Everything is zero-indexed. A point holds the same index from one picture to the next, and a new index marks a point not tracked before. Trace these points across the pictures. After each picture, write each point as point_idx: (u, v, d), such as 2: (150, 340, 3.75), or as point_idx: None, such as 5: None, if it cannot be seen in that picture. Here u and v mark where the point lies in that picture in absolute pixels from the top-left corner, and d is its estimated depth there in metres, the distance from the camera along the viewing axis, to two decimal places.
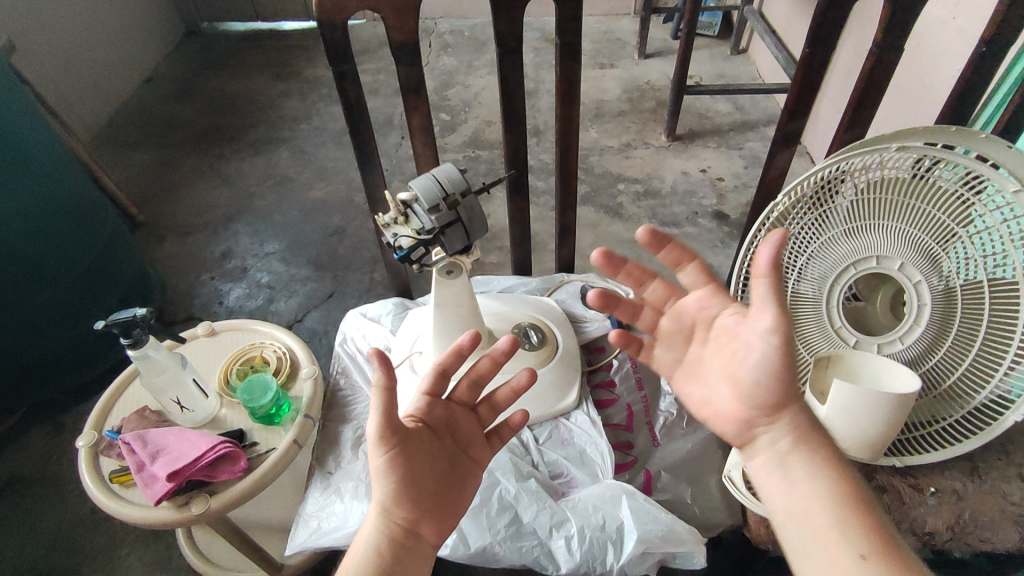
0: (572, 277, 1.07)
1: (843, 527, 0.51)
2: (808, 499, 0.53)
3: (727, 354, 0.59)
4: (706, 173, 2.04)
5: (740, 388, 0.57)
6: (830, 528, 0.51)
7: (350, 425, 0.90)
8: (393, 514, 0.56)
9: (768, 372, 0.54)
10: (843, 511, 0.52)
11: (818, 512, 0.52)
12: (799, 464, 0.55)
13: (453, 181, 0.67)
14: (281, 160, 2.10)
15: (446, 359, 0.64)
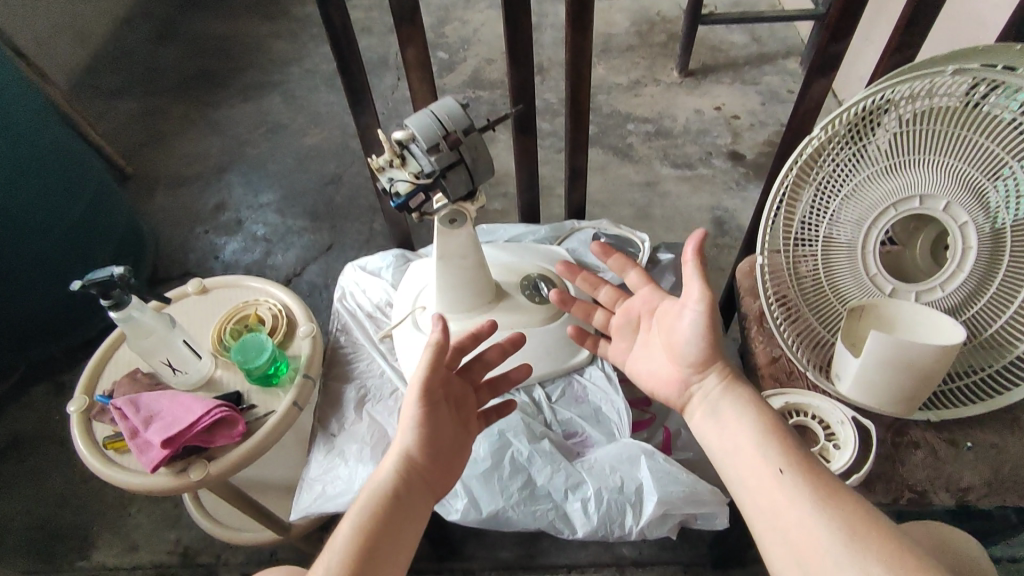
0: (583, 224, 1.00)
1: (764, 449, 0.54)
2: (736, 433, 0.57)
3: (666, 329, 0.63)
4: (721, 111, 1.93)
5: (677, 359, 0.61)
6: (755, 453, 0.55)
7: (353, 384, 0.86)
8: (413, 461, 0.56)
9: (697, 338, 0.59)
10: (765, 435, 0.55)
11: (745, 443, 0.56)
12: (723, 400, 0.59)
13: (454, 117, 0.58)
14: (271, 106, 1.99)
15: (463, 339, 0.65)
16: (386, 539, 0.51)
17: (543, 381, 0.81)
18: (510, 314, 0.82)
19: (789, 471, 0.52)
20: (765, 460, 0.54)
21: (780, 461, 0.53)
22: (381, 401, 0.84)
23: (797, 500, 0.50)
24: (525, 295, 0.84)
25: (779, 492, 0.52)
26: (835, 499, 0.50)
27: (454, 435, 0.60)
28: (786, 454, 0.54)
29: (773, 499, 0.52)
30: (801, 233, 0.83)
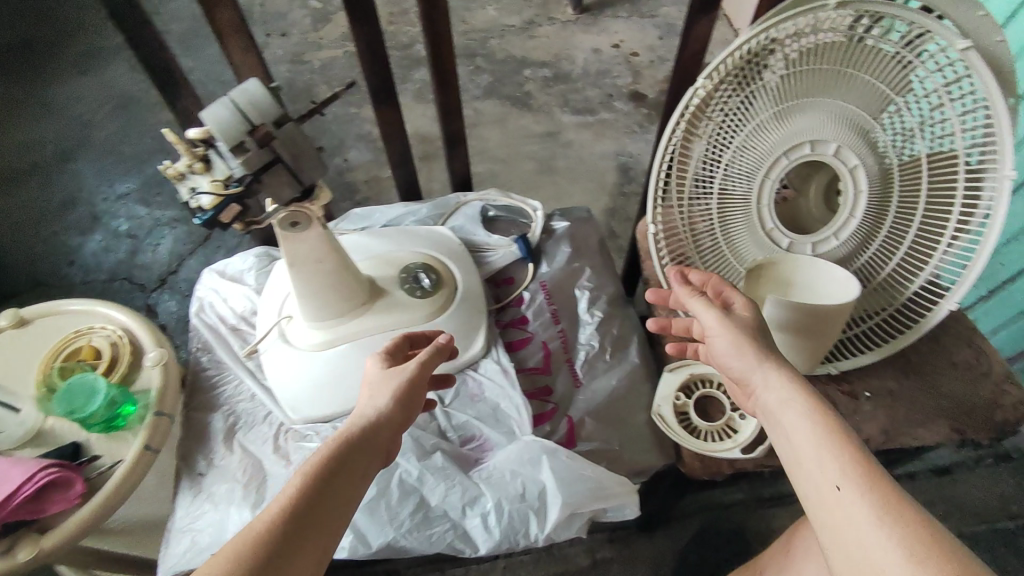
0: (469, 197, 0.90)
1: (818, 459, 0.45)
2: (794, 438, 0.47)
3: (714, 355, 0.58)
4: (619, 48, 1.84)
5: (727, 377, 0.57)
6: (809, 462, 0.45)
7: (219, 413, 0.75)
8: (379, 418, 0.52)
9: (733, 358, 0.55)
10: (821, 442, 0.45)
11: (802, 451, 0.46)
12: (781, 410, 0.49)
13: (259, 105, 0.46)
14: (116, 77, 1.72)
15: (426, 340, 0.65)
16: (343, 480, 0.47)
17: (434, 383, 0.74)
18: (390, 314, 0.73)
19: (848, 486, 0.42)
20: (822, 471, 0.44)
21: (840, 474, 0.43)
22: (253, 428, 0.74)
23: (858, 525, 0.40)
24: (406, 289, 0.75)
25: (838, 516, 0.42)
26: (904, 522, 0.39)
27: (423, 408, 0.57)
28: (846, 466, 0.43)
29: (833, 522, 0.42)
30: (695, 190, 0.77)
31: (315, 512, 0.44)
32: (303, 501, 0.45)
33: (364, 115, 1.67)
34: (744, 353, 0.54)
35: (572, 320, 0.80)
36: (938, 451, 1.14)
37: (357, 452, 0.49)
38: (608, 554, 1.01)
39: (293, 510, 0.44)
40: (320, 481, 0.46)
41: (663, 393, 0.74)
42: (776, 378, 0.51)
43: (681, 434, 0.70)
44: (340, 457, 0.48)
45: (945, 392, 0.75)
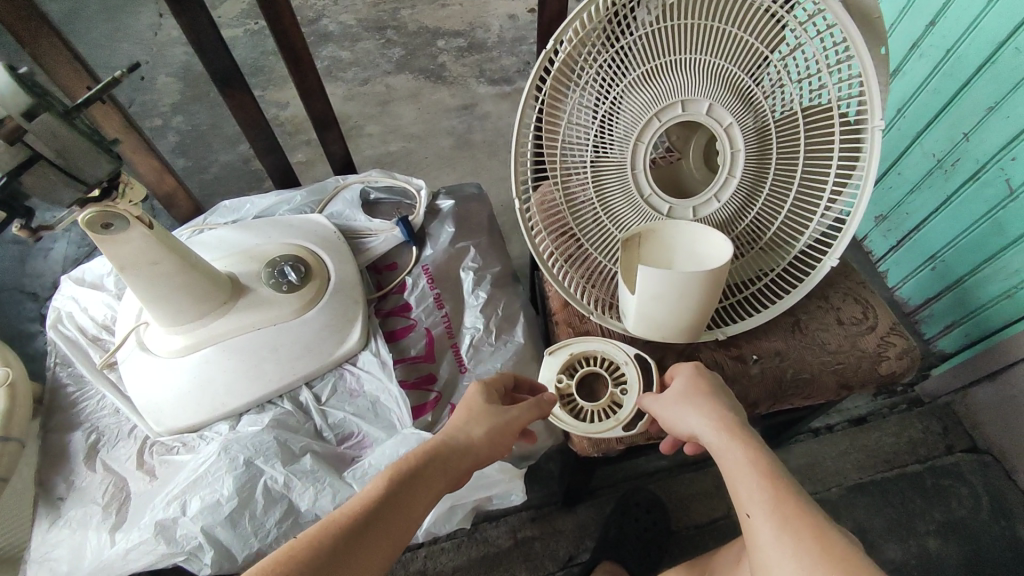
0: (350, 179, 0.85)
1: (741, 489, 0.48)
2: (724, 464, 0.51)
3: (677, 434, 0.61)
4: (535, 14, 1.78)
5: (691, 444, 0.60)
6: (734, 491, 0.49)
7: (81, 430, 0.70)
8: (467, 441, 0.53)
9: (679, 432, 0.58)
10: (743, 468, 0.49)
11: (731, 475, 0.50)
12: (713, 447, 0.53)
13: None
14: None
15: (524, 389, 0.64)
16: (418, 490, 0.48)
17: (310, 380, 0.70)
18: (255, 313, 0.68)
19: (757, 512, 0.46)
20: (742, 496, 0.48)
21: (755, 501, 0.47)
22: (118, 444, 0.69)
23: (767, 545, 0.44)
24: (272, 285, 0.70)
25: (754, 540, 0.46)
26: (804, 537, 0.43)
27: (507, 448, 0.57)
28: (761, 492, 0.47)
29: (751, 545, 0.46)
30: (568, 158, 0.72)
31: (389, 515, 0.46)
32: (377, 504, 0.46)
33: (269, 97, 1.59)
34: (675, 402, 0.58)
35: (457, 303, 0.77)
36: (853, 401, 1.16)
37: (436, 473, 0.50)
38: (531, 533, 0.99)
39: (361, 512, 0.45)
40: (397, 486, 0.48)
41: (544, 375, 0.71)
42: (704, 415, 0.55)
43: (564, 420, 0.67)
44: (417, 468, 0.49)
45: (831, 348, 0.75)
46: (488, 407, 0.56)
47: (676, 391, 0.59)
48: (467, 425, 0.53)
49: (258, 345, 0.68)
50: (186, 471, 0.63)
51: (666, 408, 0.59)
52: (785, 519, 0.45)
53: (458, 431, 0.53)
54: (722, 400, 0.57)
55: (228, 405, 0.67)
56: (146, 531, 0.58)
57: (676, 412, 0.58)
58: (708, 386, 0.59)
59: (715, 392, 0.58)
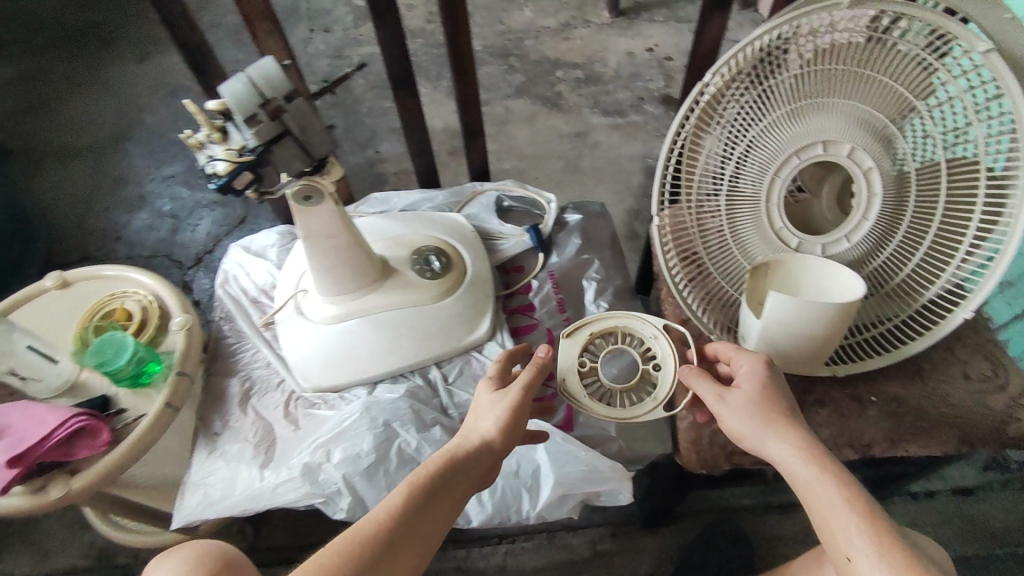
0: (487, 186, 0.93)
1: (841, 530, 0.50)
2: (814, 498, 0.52)
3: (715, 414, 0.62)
4: (653, 53, 1.83)
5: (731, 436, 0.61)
6: (830, 528, 0.51)
7: (237, 377, 0.80)
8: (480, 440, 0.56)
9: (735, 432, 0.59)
10: (842, 508, 0.51)
11: (824, 512, 0.52)
12: (796, 476, 0.54)
13: (272, 80, 0.49)
14: (171, 67, 1.88)
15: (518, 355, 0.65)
16: (440, 495, 0.52)
17: (439, 361, 0.77)
18: (402, 293, 0.75)
19: (862, 556, 0.49)
20: (843, 537, 0.50)
21: (865, 549, 0.49)
22: (267, 394, 0.78)
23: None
24: (417, 270, 0.77)
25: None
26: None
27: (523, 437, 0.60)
28: (867, 539, 0.49)
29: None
30: (704, 186, 0.76)
31: (413, 521, 0.50)
32: (406, 511, 0.50)
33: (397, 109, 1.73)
34: (745, 414, 0.58)
35: (578, 310, 0.82)
36: (959, 471, 1.10)
37: (461, 475, 0.54)
38: (610, 547, 1.01)
39: (391, 520, 0.49)
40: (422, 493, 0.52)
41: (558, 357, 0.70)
42: (788, 441, 0.55)
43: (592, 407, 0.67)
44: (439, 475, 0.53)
45: (954, 401, 0.74)
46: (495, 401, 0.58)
47: (746, 398, 0.58)
48: (478, 425, 0.56)
49: (400, 322, 0.75)
50: (331, 424, 0.70)
51: (732, 417, 0.59)
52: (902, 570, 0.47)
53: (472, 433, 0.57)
54: (783, 418, 0.57)
55: (369, 372, 0.74)
56: (295, 470, 0.66)
57: (751, 426, 0.57)
58: (772, 396, 0.58)
59: (777, 406, 0.57)
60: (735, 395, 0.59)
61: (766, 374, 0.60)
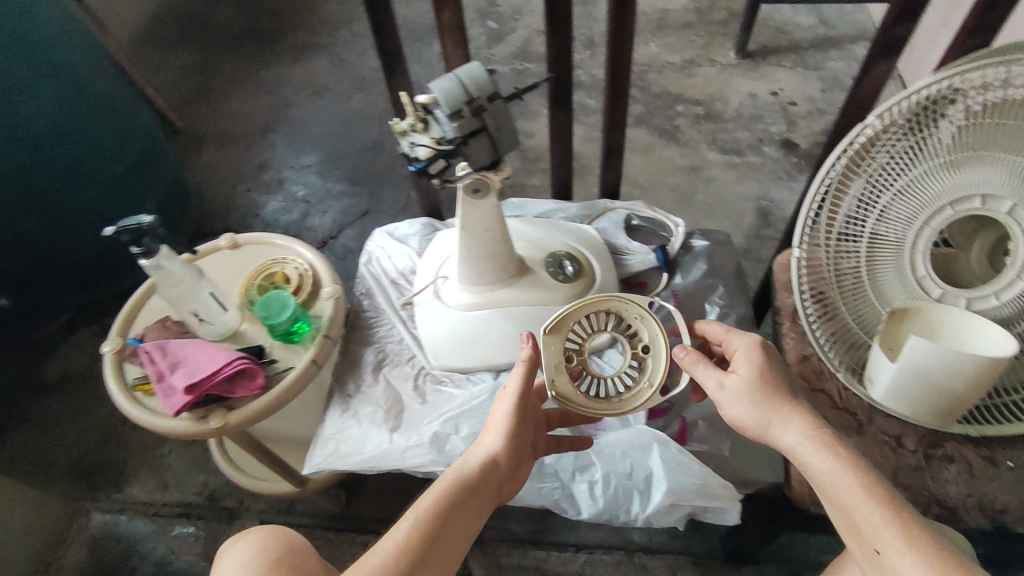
0: (617, 204, 0.97)
1: (869, 517, 0.52)
2: (834, 489, 0.54)
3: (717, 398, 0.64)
4: (777, 96, 1.83)
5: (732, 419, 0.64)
6: (855, 515, 0.53)
7: (372, 348, 0.87)
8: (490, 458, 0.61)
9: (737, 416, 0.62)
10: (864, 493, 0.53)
11: (847, 505, 0.53)
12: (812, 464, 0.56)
13: (478, 81, 0.56)
14: (319, 69, 2.07)
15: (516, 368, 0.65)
16: (456, 512, 0.57)
17: None
18: (535, 291, 0.81)
19: (891, 548, 0.50)
20: (870, 529, 0.51)
21: (893, 539, 0.50)
22: (399, 365, 0.85)
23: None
24: (550, 273, 0.83)
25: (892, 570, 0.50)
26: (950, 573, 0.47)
27: (529, 449, 0.65)
28: (892, 530, 0.51)
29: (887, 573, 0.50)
30: (845, 230, 0.74)
31: (436, 541, 0.54)
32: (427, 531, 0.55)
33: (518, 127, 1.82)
34: (750, 405, 0.60)
35: None
36: None
37: (474, 493, 0.59)
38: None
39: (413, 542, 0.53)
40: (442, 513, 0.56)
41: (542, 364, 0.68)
42: (798, 428, 0.58)
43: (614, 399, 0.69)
44: (455, 494, 0.58)
45: None
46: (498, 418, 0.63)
47: (740, 387, 0.62)
48: (485, 441, 0.61)
49: (530, 318, 0.80)
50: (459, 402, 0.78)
51: (733, 403, 0.62)
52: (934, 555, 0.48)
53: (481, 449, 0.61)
54: (788, 402, 0.60)
55: (496, 359, 0.81)
56: (424, 437, 0.74)
57: (758, 415, 0.60)
58: (771, 382, 0.61)
59: (779, 390, 0.60)
60: (742, 382, 0.62)
61: (759, 358, 0.63)
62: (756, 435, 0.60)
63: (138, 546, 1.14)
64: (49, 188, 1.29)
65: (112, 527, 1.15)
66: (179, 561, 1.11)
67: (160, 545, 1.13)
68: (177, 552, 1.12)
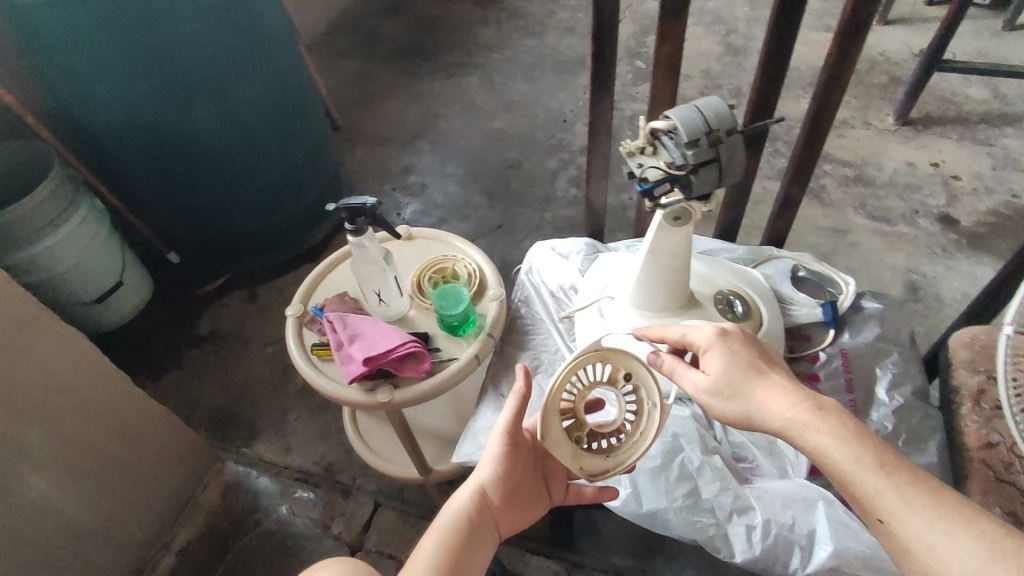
0: (785, 253, 0.96)
1: (866, 485, 0.51)
2: (828, 462, 0.53)
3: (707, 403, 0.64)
4: (938, 168, 1.74)
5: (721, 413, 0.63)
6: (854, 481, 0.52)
7: (528, 354, 0.90)
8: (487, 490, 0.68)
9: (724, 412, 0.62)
10: (856, 461, 0.52)
11: (846, 476, 0.52)
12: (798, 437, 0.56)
13: (720, 116, 0.59)
14: (469, 88, 2.19)
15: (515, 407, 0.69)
16: (464, 547, 0.63)
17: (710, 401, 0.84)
18: None
19: (894, 515, 0.50)
20: (872, 499, 0.51)
21: (902, 510, 0.49)
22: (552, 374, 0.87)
23: (921, 544, 0.48)
24: (718, 309, 0.83)
25: (899, 538, 0.49)
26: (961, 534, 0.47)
27: (527, 478, 0.71)
28: (890, 497, 0.50)
29: (900, 546, 0.49)
30: None
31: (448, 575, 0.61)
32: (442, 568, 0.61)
33: None
34: (724, 395, 0.61)
35: (866, 396, 0.82)
36: None
37: (478, 524, 0.65)
38: None
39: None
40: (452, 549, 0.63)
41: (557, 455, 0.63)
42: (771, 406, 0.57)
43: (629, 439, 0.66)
44: (461, 530, 0.64)
45: None
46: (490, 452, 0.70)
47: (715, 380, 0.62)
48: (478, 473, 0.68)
49: None
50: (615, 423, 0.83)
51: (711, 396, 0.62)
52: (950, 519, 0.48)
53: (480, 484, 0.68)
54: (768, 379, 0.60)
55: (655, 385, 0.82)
56: None
57: (735, 403, 0.60)
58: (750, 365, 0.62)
59: (748, 374, 0.60)
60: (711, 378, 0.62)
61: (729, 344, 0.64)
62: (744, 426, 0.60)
63: (262, 501, 1.21)
64: (240, 163, 1.44)
65: (242, 478, 1.24)
66: (296, 523, 1.18)
67: (281, 504, 1.21)
68: (296, 514, 1.19)
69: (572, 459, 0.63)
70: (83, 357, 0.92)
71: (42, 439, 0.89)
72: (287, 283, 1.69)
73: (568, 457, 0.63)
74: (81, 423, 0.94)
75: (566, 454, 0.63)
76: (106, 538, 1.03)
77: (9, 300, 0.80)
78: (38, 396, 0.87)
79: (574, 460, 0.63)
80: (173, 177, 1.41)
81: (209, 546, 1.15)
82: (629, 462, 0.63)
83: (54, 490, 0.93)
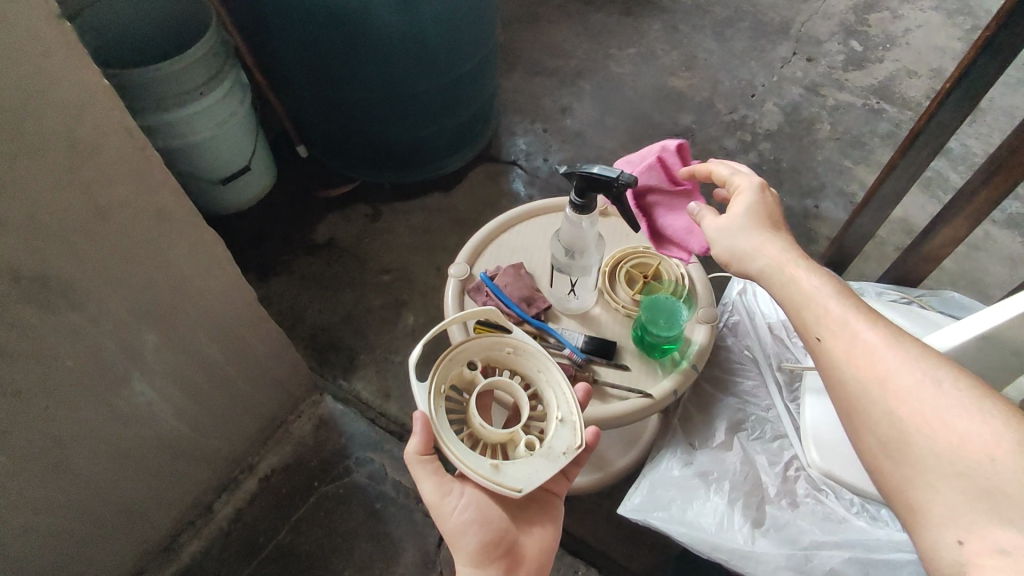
0: None
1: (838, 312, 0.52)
2: (797, 292, 0.55)
3: (744, 215, 0.62)
4: None
5: (725, 227, 0.63)
6: (831, 312, 0.52)
7: (733, 399, 0.83)
8: (485, 556, 0.60)
9: (737, 217, 0.62)
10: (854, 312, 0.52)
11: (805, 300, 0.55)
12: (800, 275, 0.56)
13: None
14: (649, 31, 1.92)
15: (438, 462, 0.62)
16: None
17: None
18: None
19: (831, 334, 0.51)
20: (827, 320, 0.52)
21: (839, 325, 0.51)
22: (762, 438, 0.79)
23: (846, 354, 0.49)
24: None
25: (828, 353, 0.51)
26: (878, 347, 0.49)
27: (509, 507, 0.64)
28: (845, 318, 0.51)
29: (826, 357, 0.51)
30: None
31: None
32: None
33: (856, 174, 1.57)
34: (759, 212, 0.62)
35: None
36: None
37: None
38: None
39: None
40: None
41: (538, 478, 0.59)
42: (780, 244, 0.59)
43: (564, 404, 0.63)
44: None
45: None
46: (448, 521, 0.61)
47: (761, 199, 0.64)
48: (462, 547, 0.60)
49: None
50: (862, 544, 0.68)
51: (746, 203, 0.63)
52: (881, 336, 0.49)
53: (472, 546, 0.59)
54: (771, 239, 0.60)
55: None
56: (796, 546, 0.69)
57: (764, 228, 0.61)
58: (768, 215, 0.62)
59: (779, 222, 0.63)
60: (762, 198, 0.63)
61: (760, 193, 0.64)
62: (731, 260, 0.61)
63: (355, 447, 1.13)
64: (402, 68, 1.26)
65: (338, 418, 1.15)
66: (387, 483, 1.09)
67: (373, 457, 1.12)
68: (388, 472, 1.10)
69: (550, 460, 0.60)
70: (219, 268, 0.77)
71: (161, 349, 0.76)
72: (414, 208, 1.54)
73: (543, 463, 0.59)
74: (202, 335, 0.81)
75: (540, 466, 0.59)
76: (199, 451, 0.94)
77: (158, 192, 0.65)
78: (167, 305, 0.73)
79: (553, 458, 0.60)
80: (326, 68, 1.25)
81: (295, 482, 1.08)
82: (573, 404, 0.63)
83: (162, 401, 0.81)
